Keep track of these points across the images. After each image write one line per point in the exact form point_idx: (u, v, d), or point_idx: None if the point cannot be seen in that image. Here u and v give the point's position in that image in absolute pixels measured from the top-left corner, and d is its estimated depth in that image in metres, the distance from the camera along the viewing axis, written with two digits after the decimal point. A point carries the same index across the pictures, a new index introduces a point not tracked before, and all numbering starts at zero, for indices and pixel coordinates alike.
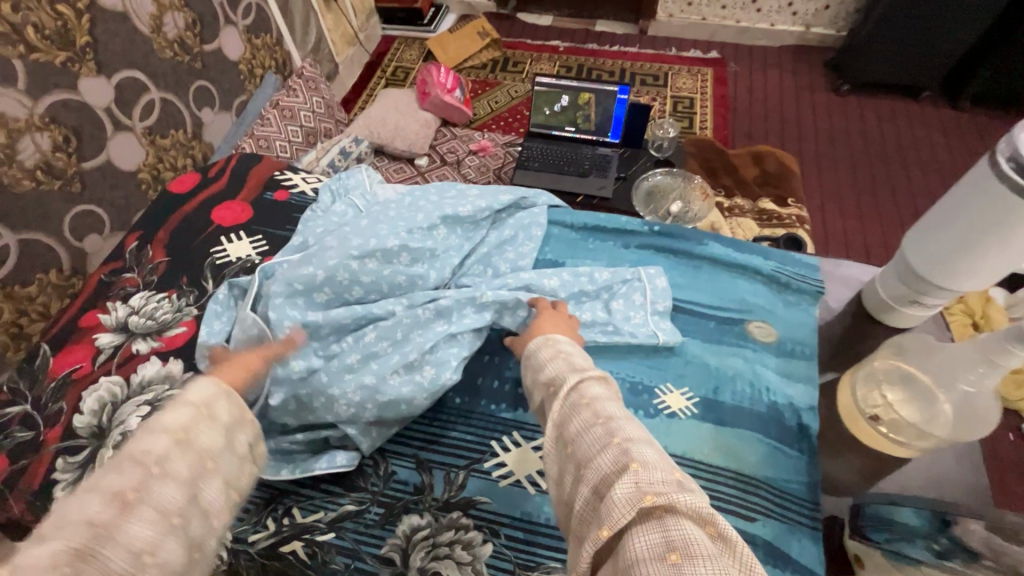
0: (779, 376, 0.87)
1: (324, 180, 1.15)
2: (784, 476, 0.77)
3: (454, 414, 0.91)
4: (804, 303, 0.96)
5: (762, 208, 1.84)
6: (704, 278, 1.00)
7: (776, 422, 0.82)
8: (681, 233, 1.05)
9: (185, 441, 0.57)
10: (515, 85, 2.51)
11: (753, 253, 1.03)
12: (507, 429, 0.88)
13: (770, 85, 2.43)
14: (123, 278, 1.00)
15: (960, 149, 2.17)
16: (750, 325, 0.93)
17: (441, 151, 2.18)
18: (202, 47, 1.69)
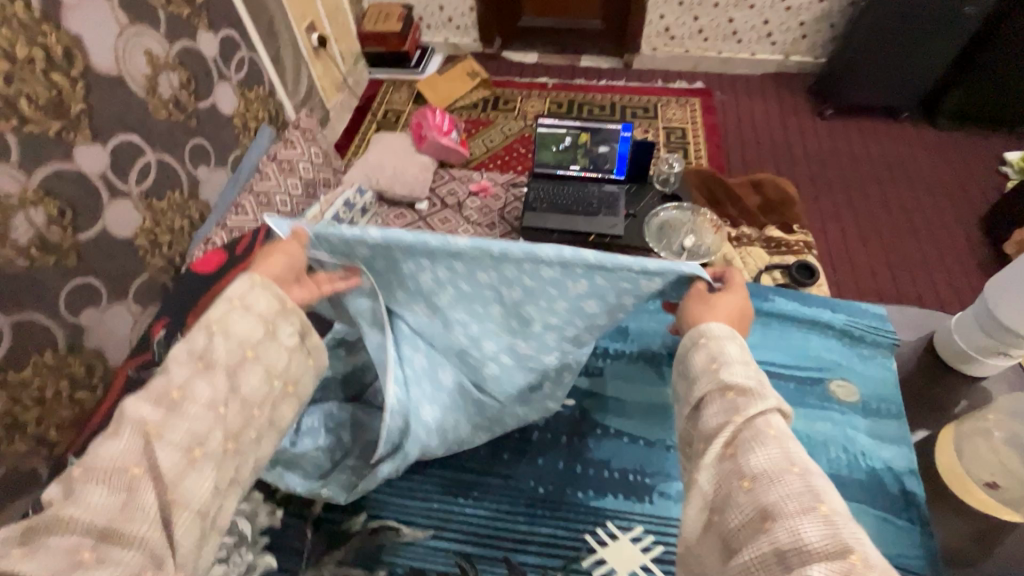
0: (871, 438, 0.86)
1: None
2: (899, 551, 0.77)
3: (547, 510, 0.91)
4: (880, 356, 0.95)
5: (770, 236, 1.84)
6: (775, 334, 0.97)
7: (879, 490, 0.81)
8: (747, 287, 1.02)
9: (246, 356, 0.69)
10: (508, 124, 2.52)
11: (819, 305, 1.01)
12: (600, 520, 0.90)
13: (759, 112, 2.49)
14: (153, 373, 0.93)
15: (947, 168, 2.25)
16: (831, 384, 0.91)
17: (441, 194, 2.15)
18: (197, 105, 1.64)
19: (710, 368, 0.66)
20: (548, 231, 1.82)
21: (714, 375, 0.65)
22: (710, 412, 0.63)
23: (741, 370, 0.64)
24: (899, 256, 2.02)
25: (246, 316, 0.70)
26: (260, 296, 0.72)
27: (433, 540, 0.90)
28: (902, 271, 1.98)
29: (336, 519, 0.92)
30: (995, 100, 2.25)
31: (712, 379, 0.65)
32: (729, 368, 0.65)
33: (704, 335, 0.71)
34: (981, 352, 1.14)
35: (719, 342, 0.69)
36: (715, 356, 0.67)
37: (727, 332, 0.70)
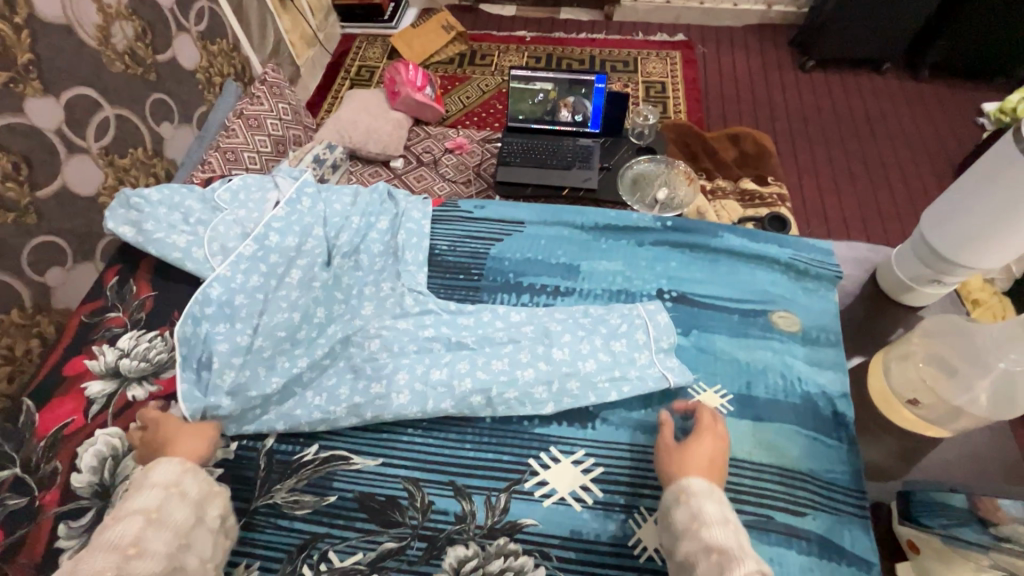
0: (809, 365, 0.91)
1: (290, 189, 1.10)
2: (826, 467, 0.82)
3: (488, 433, 0.87)
4: (823, 289, 0.99)
5: (744, 189, 1.84)
6: (723, 270, 1.02)
7: (812, 412, 0.87)
8: (696, 227, 1.07)
9: (157, 518, 0.68)
10: (485, 79, 2.46)
11: (769, 242, 1.05)
12: (544, 445, 0.86)
13: (740, 66, 2.45)
14: (108, 318, 0.95)
15: (925, 120, 2.24)
16: (774, 315, 0.96)
17: (416, 151, 2.12)
18: (155, 58, 1.58)
19: (692, 526, 0.68)
20: (522, 186, 1.79)
21: (694, 536, 0.66)
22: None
23: (716, 529, 0.66)
24: (872, 209, 2.03)
25: (142, 493, 0.70)
26: (160, 470, 0.73)
27: (383, 467, 0.85)
28: (874, 223, 2.00)
29: (289, 451, 0.87)
30: (979, 51, 2.21)
31: (695, 539, 0.66)
32: (711, 532, 0.65)
33: (685, 491, 0.72)
34: (919, 278, 1.08)
35: (700, 503, 0.70)
36: (696, 515, 0.68)
37: (706, 487, 0.71)
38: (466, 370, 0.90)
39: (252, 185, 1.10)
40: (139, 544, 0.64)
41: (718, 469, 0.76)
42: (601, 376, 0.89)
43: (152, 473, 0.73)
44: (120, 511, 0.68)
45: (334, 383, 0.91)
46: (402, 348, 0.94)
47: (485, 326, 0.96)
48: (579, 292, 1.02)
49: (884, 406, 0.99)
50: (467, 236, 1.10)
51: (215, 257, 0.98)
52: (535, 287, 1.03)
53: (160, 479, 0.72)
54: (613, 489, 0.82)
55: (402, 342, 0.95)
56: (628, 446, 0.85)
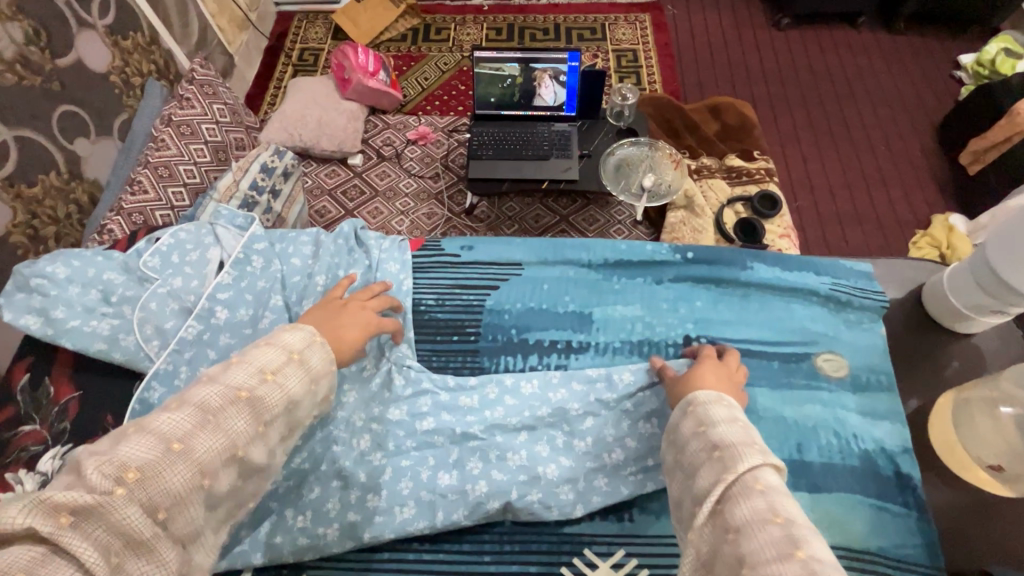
0: (864, 418, 0.89)
1: (232, 250, 0.98)
2: (896, 542, 0.79)
3: (504, 540, 0.82)
4: (868, 322, 0.97)
5: (730, 165, 1.73)
6: (756, 307, 0.98)
7: (874, 475, 0.84)
8: (723, 259, 1.02)
9: (289, 409, 0.67)
10: (442, 57, 2.25)
11: (804, 270, 1.02)
12: (576, 547, 0.81)
13: (713, 27, 2.31)
14: (23, 435, 0.80)
15: (902, 76, 2.17)
16: (818, 359, 0.93)
17: (376, 145, 1.92)
18: (55, 63, 1.33)
19: (698, 430, 0.64)
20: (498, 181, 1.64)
21: (701, 436, 0.63)
22: (700, 475, 0.60)
23: (721, 419, 0.64)
24: (859, 179, 1.95)
25: (295, 368, 0.68)
26: (320, 356, 0.71)
27: None
28: (861, 192, 1.93)
29: None
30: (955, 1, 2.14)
31: (702, 440, 0.63)
32: (717, 429, 0.63)
33: (692, 401, 0.69)
34: (979, 310, 1.00)
35: (705, 407, 0.67)
36: (702, 419, 0.65)
37: (713, 395, 0.69)
38: (478, 470, 0.84)
39: (184, 245, 0.95)
40: (266, 426, 0.64)
41: (725, 388, 0.75)
42: (630, 469, 0.84)
43: (309, 350, 0.70)
44: (280, 373, 0.66)
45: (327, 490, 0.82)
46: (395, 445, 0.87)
47: (492, 409, 0.89)
48: (595, 346, 0.96)
49: (955, 463, 0.93)
50: (454, 287, 1.03)
51: (151, 343, 0.85)
52: (544, 345, 0.97)
53: (314, 364, 0.70)
54: None
55: (395, 435, 0.87)
56: (673, 539, 0.81)
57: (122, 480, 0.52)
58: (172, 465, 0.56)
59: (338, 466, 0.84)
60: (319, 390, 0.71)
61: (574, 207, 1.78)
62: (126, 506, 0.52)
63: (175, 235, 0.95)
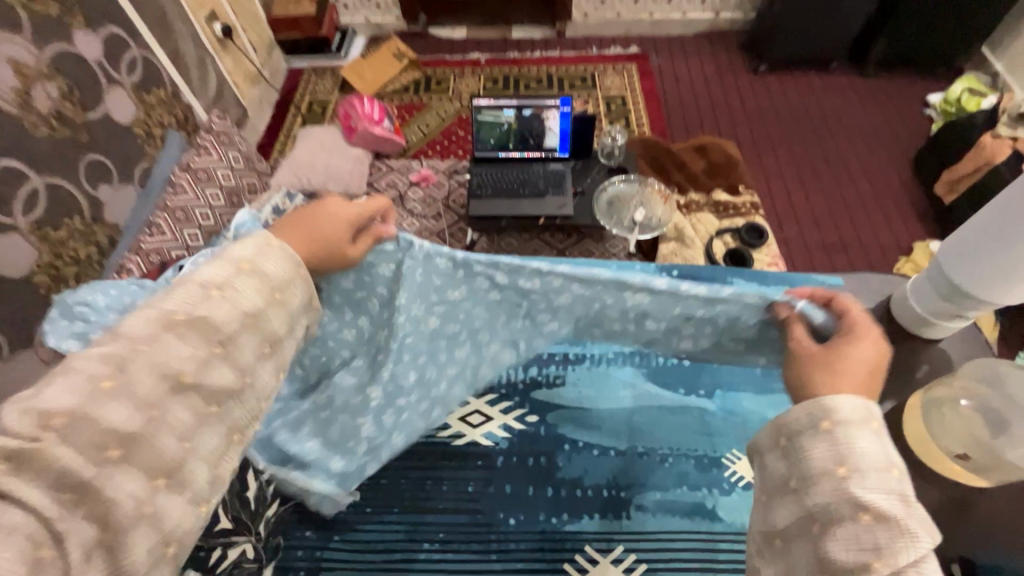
0: None
1: None
2: None
3: (513, 537, 0.83)
4: None
5: (716, 199, 1.82)
6: None
7: None
8: (705, 275, 1.09)
9: (253, 320, 0.63)
10: (443, 106, 2.39)
11: (778, 283, 1.07)
12: (578, 545, 0.82)
13: (695, 74, 2.47)
14: None
15: (875, 113, 2.31)
16: None
17: (380, 187, 2.03)
18: (86, 117, 1.44)
19: (836, 470, 0.52)
20: (497, 218, 1.73)
21: (842, 485, 0.51)
22: (837, 537, 0.50)
23: (875, 473, 0.51)
24: (841, 208, 2.05)
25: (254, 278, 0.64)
26: (275, 260, 0.66)
27: None
28: (843, 221, 2.02)
29: None
30: (918, 47, 2.31)
31: (836, 487, 0.51)
32: (863, 477, 0.51)
33: (832, 417, 0.54)
34: (940, 314, 0.90)
35: (852, 435, 0.53)
36: (845, 457, 0.52)
37: (862, 415, 0.54)
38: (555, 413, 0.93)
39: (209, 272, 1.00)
40: (225, 344, 0.60)
41: (873, 383, 0.59)
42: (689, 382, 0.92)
43: (261, 258, 0.66)
44: (227, 285, 0.62)
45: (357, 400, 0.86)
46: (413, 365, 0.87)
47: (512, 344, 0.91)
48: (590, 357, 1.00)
49: None
50: None
51: None
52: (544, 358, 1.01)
53: (271, 273, 0.66)
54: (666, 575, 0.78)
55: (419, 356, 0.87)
56: (675, 536, 0.81)
57: (47, 425, 0.48)
58: (105, 404, 0.51)
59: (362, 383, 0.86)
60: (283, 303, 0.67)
61: (569, 242, 1.86)
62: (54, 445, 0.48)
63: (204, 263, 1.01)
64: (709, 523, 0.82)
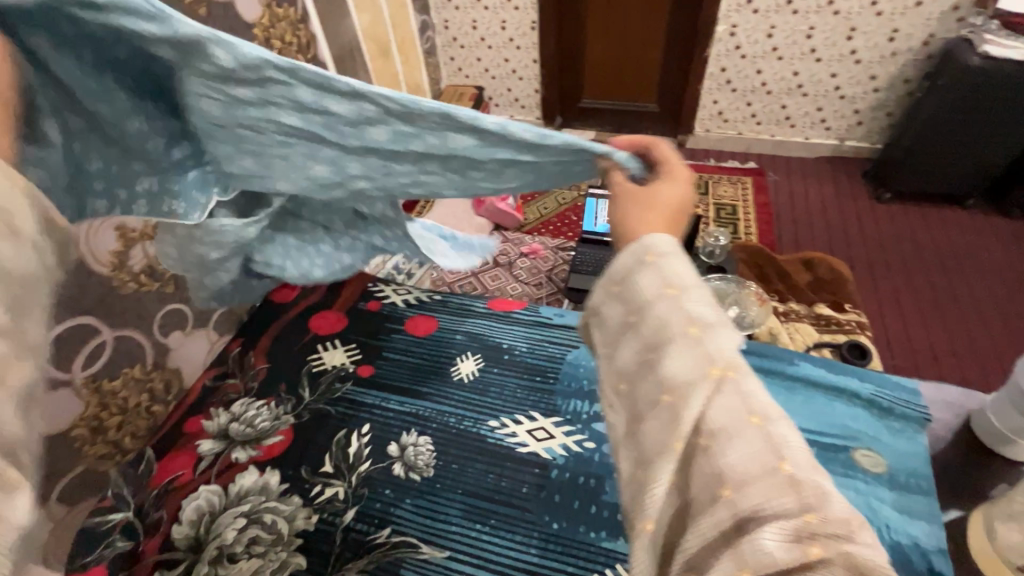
0: (898, 512, 0.81)
1: (413, 293, 1.20)
2: None
3: (550, 540, 0.80)
4: (911, 430, 0.91)
5: (819, 313, 1.74)
6: (800, 399, 0.94)
7: (905, 567, 0.76)
8: (773, 352, 1.02)
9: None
10: (562, 193, 2.68)
11: (848, 374, 0.99)
12: (608, 561, 0.77)
13: (813, 195, 2.50)
14: (226, 384, 1.03)
15: (1017, 256, 2.16)
16: (856, 453, 0.88)
17: (494, 254, 2.26)
18: None
19: (666, 291, 0.50)
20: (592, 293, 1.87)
21: (674, 299, 0.50)
22: (671, 359, 0.47)
23: (699, 298, 0.50)
24: (964, 345, 1.91)
25: None
26: None
27: (447, 561, 0.78)
28: (967, 359, 1.87)
29: (363, 530, 0.82)
30: None
31: (671, 304, 0.50)
32: (684, 299, 0.50)
33: (652, 249, 0.53)
34: (1020, 433, 0.99)
35: (668, 258, 0.52)
36: (669, 279, 0.51)
37: (671, 246, 0.53)
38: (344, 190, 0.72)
39: (431, 304, 1.17)
40: None
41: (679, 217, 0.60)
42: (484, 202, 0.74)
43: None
44: None
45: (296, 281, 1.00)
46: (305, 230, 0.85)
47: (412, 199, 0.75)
48: None
49: (987, 566, 0.85)
50: (544, 339, 1.08)
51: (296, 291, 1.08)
52: None
53: None
54: None
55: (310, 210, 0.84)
56: None
57: None
58: None
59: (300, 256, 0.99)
60: (22, 229, 0.44)
61: None
62: None
63: (422, 294, 1.21)
64: None
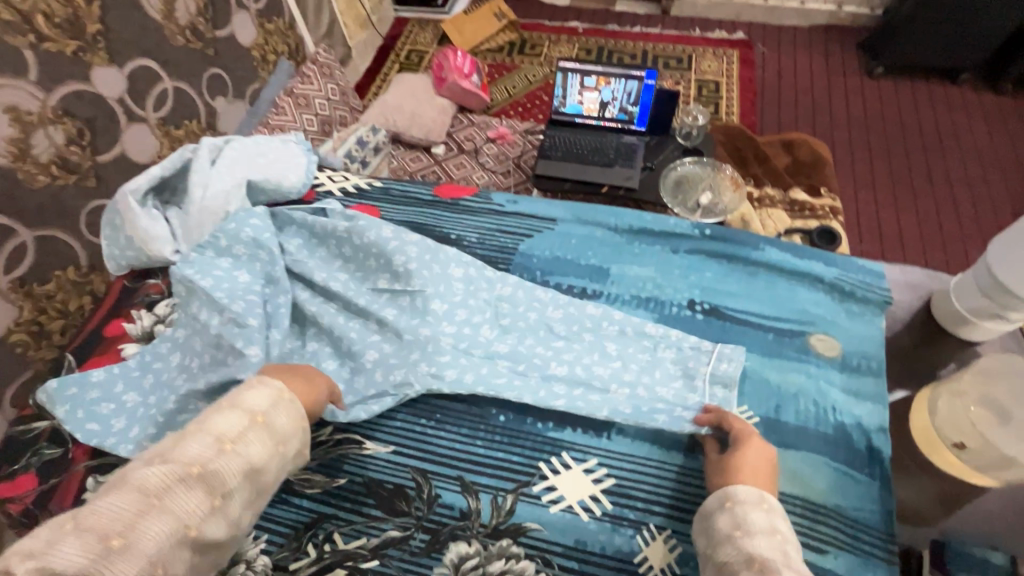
0: (846, 393, 0.82)
1: (353, 181, 1.11)
2: (855, 504, 0.73)
3: (498, 432, 0.79)
4: (869, 313, 0.90)
5: (794, 199, 1.67)
6: (760, 286, 0.92)
7: (845, 444, 0.78)
8: (736, 237, 0.97)
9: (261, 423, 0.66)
10: (532, 70, 2.43)
11: (813, 259, 0.96)
12: (555, 449, 0.78)
13: (801, 69, 2.32)
14: (146, 285, 0.96)
15: (1000, 135, 2.08)
16: (811, 337, 0.87)
17: (458, 139, 2.07)
18: (215, 33, 1.46)
19: (734, 532, 0.60)
20: (562, 179, 1.75)
21: (736, 544, 0.59)
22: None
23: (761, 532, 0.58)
24: (934, 229, 1.90)
25: (238, 415, 0.65)
26: (258, 397, 0.67)
27: (393, 454, 0.78)
28: (934, 244, 1.87)
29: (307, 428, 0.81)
30: None
31: (735, 548, 0.58)
32: (752, 537, 0.58)
33: (731, 497, 0.64)
34: (982, 315, 1.00)
35: (745, 508, 0.61)
36: (738, 522, 0.60)
37: (755, 498, 0.62)
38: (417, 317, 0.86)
39: (373, 193, 1.09)
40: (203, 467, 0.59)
41: (770, 482, 0.66)
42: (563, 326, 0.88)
43: (273, 411, 0.67)
44: (239, 441, 0.63)
45: (230, 268, 0.88)
46: (362, 266, 0.92)
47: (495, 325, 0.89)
48: (607, 297, 0.93)
49: (925, 444, 0.91)
50: (497, 230, 1.02)
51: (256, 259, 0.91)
52: (562, 288, 0.94)
53: (252, 403, 0.67)
54: (624, 502, 0.73)
55: (374, 254, 0.91)
56: (651, 463, 0.76)
57: (106, 545, 0.51)
58: (110, 564, 0.50)
59: (243, 241, 0.90)
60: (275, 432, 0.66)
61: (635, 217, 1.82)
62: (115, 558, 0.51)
63: (362, 182, 1.11)
64: (683, 458, 0.76)
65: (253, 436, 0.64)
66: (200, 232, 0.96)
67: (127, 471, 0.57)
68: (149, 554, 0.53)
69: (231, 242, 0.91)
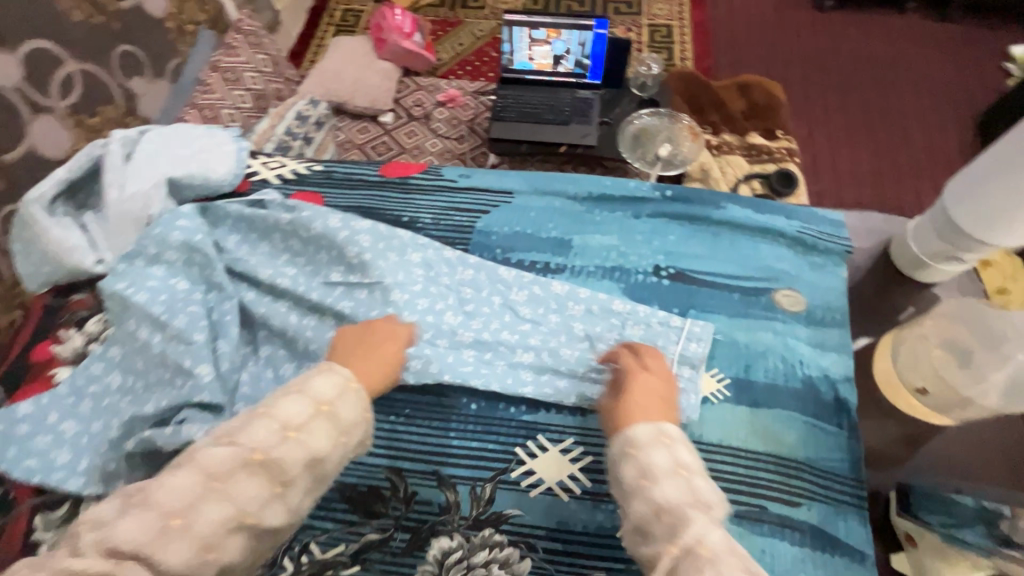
0: (812, 346, 0.84)
1: (291, 166, 1.03)
2: (825, 455, 0.75)
3: (471, 421, 0.78)
4: (831, 265, 0.90)
5: (750, 143, 1.64)
6: (724, 245, 0.92)
7: (813, 396, 0.80)
8: (697, 197, 0.96)
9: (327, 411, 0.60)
10: (478, 24, 2.30)
11: (775, 213, 0.95)
12: (531, 433, 0.77)
13: (753, 7, 2.27)
14: (72, 301, 0.88)
15: (946, 65, 2.11)
16: (777, 293, 0.87)
17: (406, 105, 1.96)
18: (119, 4, 1.30)
19: (639, 481, 0.56)
20: (517, 142, 1.69)
21: (644, 495, 0.55)
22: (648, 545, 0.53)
23: (668, 478, 0.56)
24: (885, 164, 1.93)
25: (303, 401, 0.60)
26: (325, 383, 0.62)
27: (365, 456, 0.76)
28: (886, 179, 1.90)
29: None
30: None
31: (643, 498, 0.55)
32: (660, 485, 0.55)
33: (631, 441, 0.60)
34: (939, 258, 1.02)
35: (646, 451, 0.58)
36: (643, 470, 0.57)
37: (653, 434, 0.60)
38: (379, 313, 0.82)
39: (314, 178, 1.01)
40: (267, 454, 0.56)
41: (666, 407, 0.65)
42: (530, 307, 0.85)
43: (341, 399, 0.62)
44: (305, 430, 0.58)
45: (164, 277, 0.81)
46: (312, 260, 0.87)
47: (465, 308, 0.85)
48: (571, 269, 0.90)
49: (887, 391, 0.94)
50: (452, 208, 0.97)
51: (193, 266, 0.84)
52: (525, 265, 0.91)
53: (318, 390, 0.61)
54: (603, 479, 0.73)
55: (325, 246, 0.86)
56: None
57: (168, 524, 0.51)
58: (168, 544, 0.50)
59: (174, 246, 0.83)
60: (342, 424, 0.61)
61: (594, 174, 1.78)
62: (168, 542, 0.50)
63: (301, 166, 1.04)
64: None
65: (318, 428, 0.59)
66: (125, 238, 0.89)
67: (195, 447, 0.57)
68: (203, 536, 0.52)
69: (160, 248, 0.83)
